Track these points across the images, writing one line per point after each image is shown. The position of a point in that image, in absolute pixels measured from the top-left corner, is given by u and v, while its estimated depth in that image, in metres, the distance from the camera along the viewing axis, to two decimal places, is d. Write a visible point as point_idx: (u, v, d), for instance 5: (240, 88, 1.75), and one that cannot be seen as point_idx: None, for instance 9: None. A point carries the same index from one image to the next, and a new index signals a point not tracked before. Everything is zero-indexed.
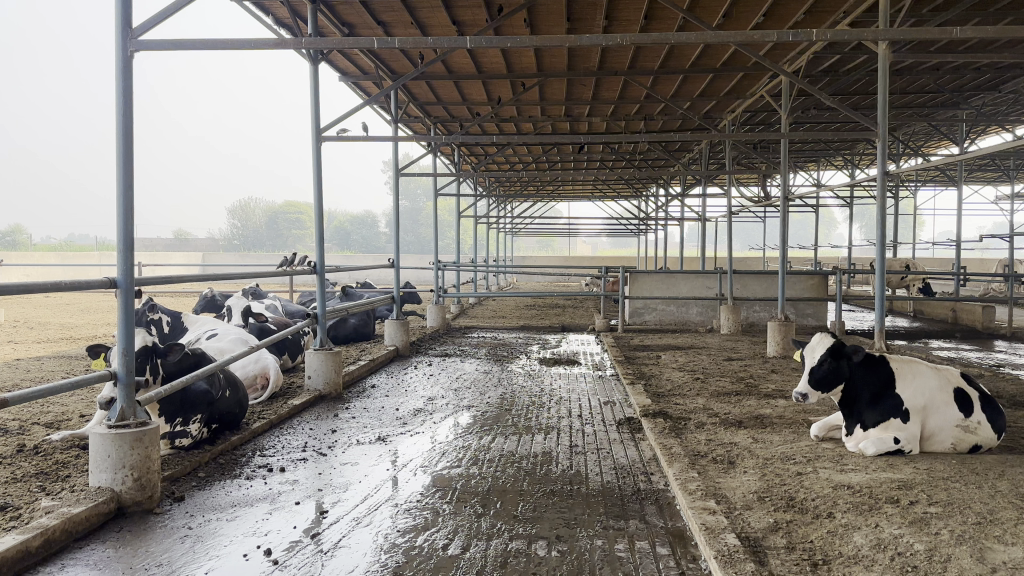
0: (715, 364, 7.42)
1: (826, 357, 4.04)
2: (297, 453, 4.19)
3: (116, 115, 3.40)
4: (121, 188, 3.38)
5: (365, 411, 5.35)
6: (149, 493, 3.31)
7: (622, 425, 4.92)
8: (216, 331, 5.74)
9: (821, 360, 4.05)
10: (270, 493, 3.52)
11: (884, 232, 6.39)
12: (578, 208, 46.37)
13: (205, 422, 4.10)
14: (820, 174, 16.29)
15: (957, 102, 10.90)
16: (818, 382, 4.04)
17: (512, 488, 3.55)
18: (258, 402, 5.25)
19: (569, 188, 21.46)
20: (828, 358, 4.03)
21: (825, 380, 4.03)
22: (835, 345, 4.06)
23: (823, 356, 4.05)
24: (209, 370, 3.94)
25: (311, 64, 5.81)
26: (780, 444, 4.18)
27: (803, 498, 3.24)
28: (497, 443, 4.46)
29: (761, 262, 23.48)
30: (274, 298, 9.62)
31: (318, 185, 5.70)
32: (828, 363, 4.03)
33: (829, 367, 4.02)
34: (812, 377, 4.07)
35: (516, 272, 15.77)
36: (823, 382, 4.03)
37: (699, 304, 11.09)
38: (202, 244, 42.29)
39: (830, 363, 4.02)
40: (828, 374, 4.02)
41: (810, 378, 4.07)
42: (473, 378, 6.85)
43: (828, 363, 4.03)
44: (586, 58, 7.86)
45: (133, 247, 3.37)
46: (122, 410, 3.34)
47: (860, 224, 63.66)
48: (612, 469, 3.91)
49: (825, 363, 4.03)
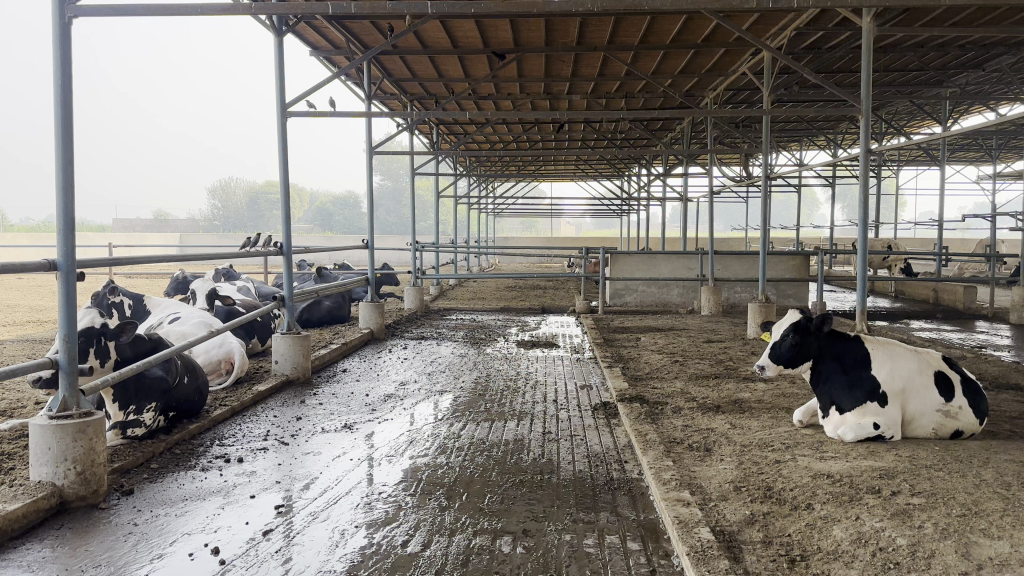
0: (695, 346, 7.32)
1: (789, 333, 3.97)
2: (257, 442, 4.01)
3: (55, 86, 3.12)
4: (60, 165, 3.11)
5: (334, 396, 5.18)
6: (94, 488, 3.08)
7: (598, 410, 4.79)
8: (179, 314, 5.51)
9: (784, 335, 3.99)
10: (225, 485, 3.33)
11: (866, 212, 6.29)
12: (562, 188, 46.11)
13: (161, 410, 3.88)
14: (803, 155, 16.23)
15: (941, 80, 10.81)
16: (780, 357, 4.00)
17: (480, 479, 3.40)
18: (222, 387, 5.06)
19: (551, 168, 21.23)
20: (792, 334, 3.96)
21: (786, 356, 3.98)
22: (800, 321, 3.97)
23: (785, 332, 3.97)
24: (166, 356, 3.73)
25: (275, 34, 5.53)
26: (758, 430, 4.07)
27: (781, 488, 3.14)
28: (467, 430, 4.31)
29: (744, 242, 23.47)
30: (245, 279, 9.34)
31: (283, 161, 5.46)
32: (791, 339, 3.96)
33: (792, 343, 3.95)
34: (775, 351, 4.02)
35: (497, 253, 15.54)
36: (785, 357, 3.99)
37: (681, 286, 11.00)
38: (181, 224, 41.60)
39: (794, 339, 3.96)
40: (791, 349, 3.96)
41: (772, 352, 4.04)
42: (449, 361, 6.69)
43: (791, 339, 3.96)
44: (564, 32, 7.62)
45: (75, 229, 3.12)
46: (65, 399, 3.08)
47: (842, 204, 64.13)
48: (585, 457, 3.78)
49: (788, 339, 3.97)
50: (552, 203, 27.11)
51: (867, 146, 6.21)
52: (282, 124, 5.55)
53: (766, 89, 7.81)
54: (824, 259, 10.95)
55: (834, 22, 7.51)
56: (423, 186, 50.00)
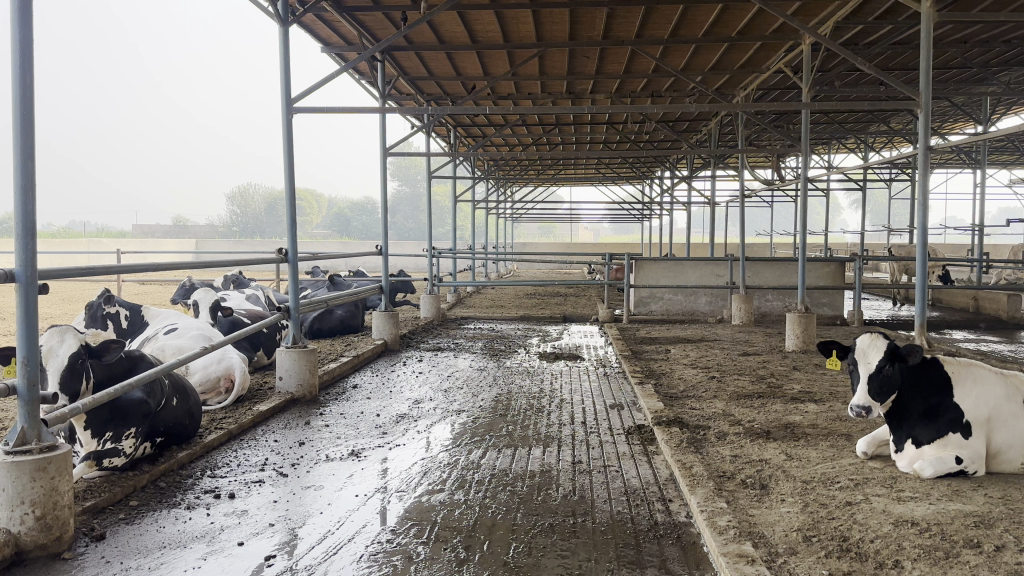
0: (730, 359, 6.82)
1: (884, 362, 3.32)
2: (253, 473, 3.58)
3: (11, 64, 2.64)
4: (18, 157, 2.64)
5: (341, 418, 4.74)
6: (56, 534, 2.65)
7: (632, 435, 4.31)
8: (177, 326, 5.13)
9: (880, 366, 3.32)
10: (210, 529, 2.90)
11: (920, 213, 5.77)
12: (581, 194, 45.65)
13: (142, 437, 3.46)
14: (832, 157, 15.62)
15: (986, 77, 10.23)
16: (880, 392, 3.32)
17: (503, 523, 2.94)
18: (221, 406, 4.64)
19: (572, 172, 20.78)
20: (889, 365, 3.32)
21: (884, 390, 3.32)
22: (894, 348, 3.34)
23: (885, 362, 3.32)
24: (149, 378, 3.29)
25: (281, 26, 5.14)
26: (819, 463, 3.57)
27: (860, 539, 2.65)
28: (487, 459, 3.85)
29: (770, 248, 22.88)
30: (256, 287, 8.98)
31: (289, 160, 5.06)
32: (887, 370, 3.32)
33: (888, 375, 3.31)
34: (871, 388, 3.32)
35: (516, 260, 15.06)
36: (886, 391, 3.32)
37: (708, 294, 10.47)
38: (203, 231, 41.48)
39: (889, 370, 3.31)
40: (885, 381, 3.31)
41: (871, 389, 3.31)
42: (466, 376, 6.24)
43: (885, 370, 3.31)
44: (589, 23, 7.16)
45: (36, 233, 2.67)
46: (23, 432, 2.63)
47: (869, 210, 63.12)
48: (622, 495, 3.29)
49: (884, 370, 3.31)
50: (572, 208, 26.58)
51: (924, 142, 5.68)
52: (287, 121, 5.15)
53: (805, 84, 7.29)
54: (862, 266, 10.36)
55: (879, 14, 7.00)
56: (440, 192, 49.67)
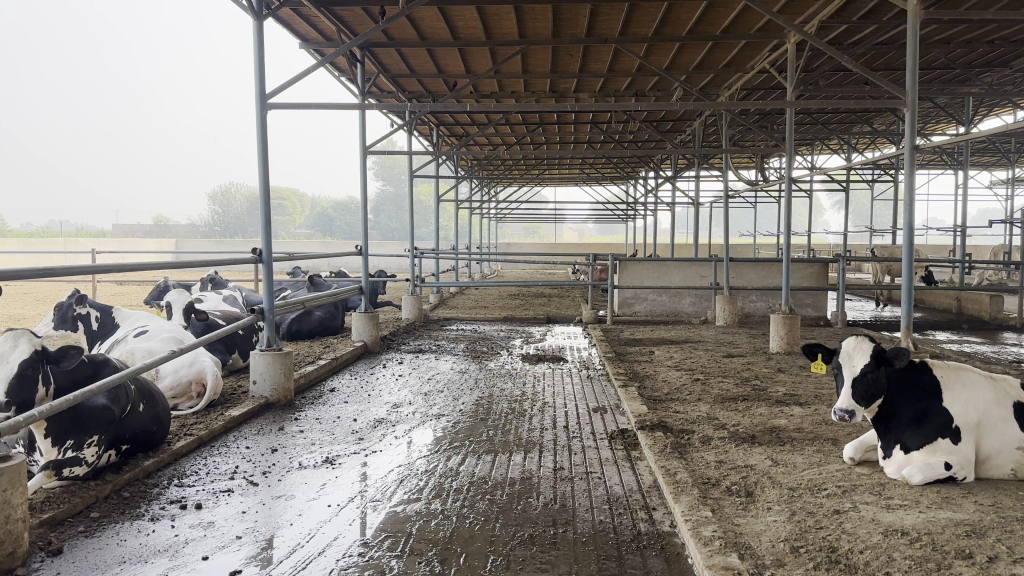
0: (714, 360, 6.76)
1: (868, 365, 3.25)
2: (222, 482, 3.44)
3: None
4: None
5: (317, 423, 4.60)
6: (9, 549, 2.48)
7: (615, 440, 4.21)
8: (147, 328, 4.96)
9: (864, 369, 3.25)
10: (174, 543, 2.76)
11: (906, 213, 5.73)
12: (566, 194, 45.57)
13: (106, 444, 3.30)
14: (815, 158, 15.66)
15: (966, 79, 10.27)
16: (865, 396, 3.24)
17: (482, 534, 2.84)
18: (192, 411, 4.49)
19: (556, 172, 20.68)
20: (873, 367, 3.24)
21: (869, 394, 3.24)
22: (879, 352, 3.27)
23: (870, 365, 3.24)
24: (113, 383, 3.14)
25: (255, 19, 4.99)
26: (806, 469, 3.50)
27: (849, 550, 2.57)
28: (467, 465, 3.74)
29: (754, 249, 22.91)
30: (234, 287, 8.79)
31: (263, 157, 4.91)
32: (871, 373, 3.24)
33: (872, 378, 3.24)
34: (856, 393, 3.24)
35: (499, 262, 14.93)
36: (870, 394, 3.25)
37: (692, 294, 10.42)
38: (183, 232, 40.81)
39: (873, 373, 3.24)
40: (870, 385, 3.24)
41: (856, 393, 3.23)
42: (447, 379, 6.11)
43: (869, 374, 3.24)
44: (573, 20, 7.08)
45: None
46: None
47: (852, 211, 63.70)
48: (604, 503, 3.19)
49: (868, 373, 3.24)
50: (557, 209, 26.50)
51: (909, 142, 5.64)
52: (262, 118, 5.00)
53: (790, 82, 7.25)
54: (845, 266, 10.36)
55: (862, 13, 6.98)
56: (424, 192, 49.43)
